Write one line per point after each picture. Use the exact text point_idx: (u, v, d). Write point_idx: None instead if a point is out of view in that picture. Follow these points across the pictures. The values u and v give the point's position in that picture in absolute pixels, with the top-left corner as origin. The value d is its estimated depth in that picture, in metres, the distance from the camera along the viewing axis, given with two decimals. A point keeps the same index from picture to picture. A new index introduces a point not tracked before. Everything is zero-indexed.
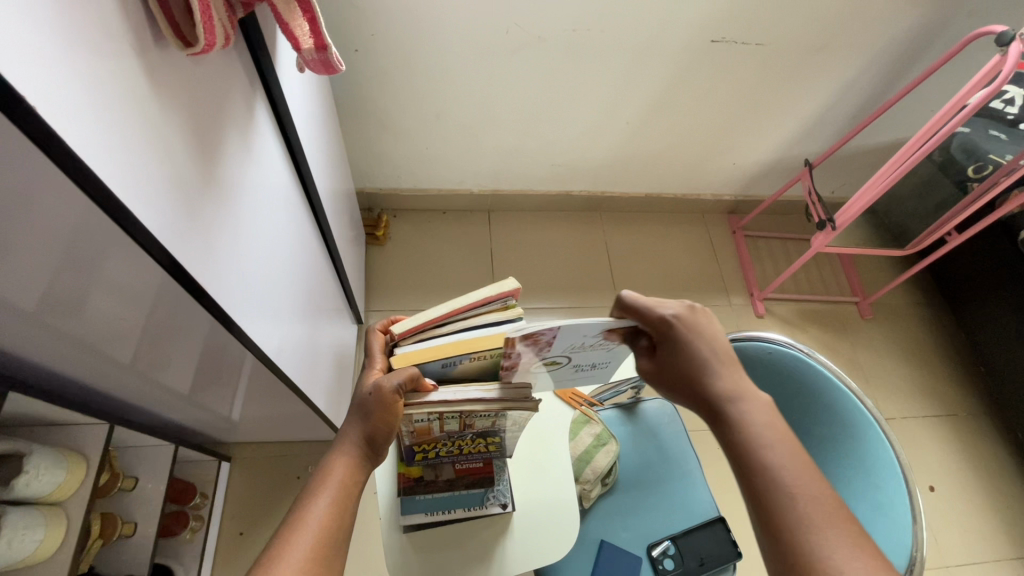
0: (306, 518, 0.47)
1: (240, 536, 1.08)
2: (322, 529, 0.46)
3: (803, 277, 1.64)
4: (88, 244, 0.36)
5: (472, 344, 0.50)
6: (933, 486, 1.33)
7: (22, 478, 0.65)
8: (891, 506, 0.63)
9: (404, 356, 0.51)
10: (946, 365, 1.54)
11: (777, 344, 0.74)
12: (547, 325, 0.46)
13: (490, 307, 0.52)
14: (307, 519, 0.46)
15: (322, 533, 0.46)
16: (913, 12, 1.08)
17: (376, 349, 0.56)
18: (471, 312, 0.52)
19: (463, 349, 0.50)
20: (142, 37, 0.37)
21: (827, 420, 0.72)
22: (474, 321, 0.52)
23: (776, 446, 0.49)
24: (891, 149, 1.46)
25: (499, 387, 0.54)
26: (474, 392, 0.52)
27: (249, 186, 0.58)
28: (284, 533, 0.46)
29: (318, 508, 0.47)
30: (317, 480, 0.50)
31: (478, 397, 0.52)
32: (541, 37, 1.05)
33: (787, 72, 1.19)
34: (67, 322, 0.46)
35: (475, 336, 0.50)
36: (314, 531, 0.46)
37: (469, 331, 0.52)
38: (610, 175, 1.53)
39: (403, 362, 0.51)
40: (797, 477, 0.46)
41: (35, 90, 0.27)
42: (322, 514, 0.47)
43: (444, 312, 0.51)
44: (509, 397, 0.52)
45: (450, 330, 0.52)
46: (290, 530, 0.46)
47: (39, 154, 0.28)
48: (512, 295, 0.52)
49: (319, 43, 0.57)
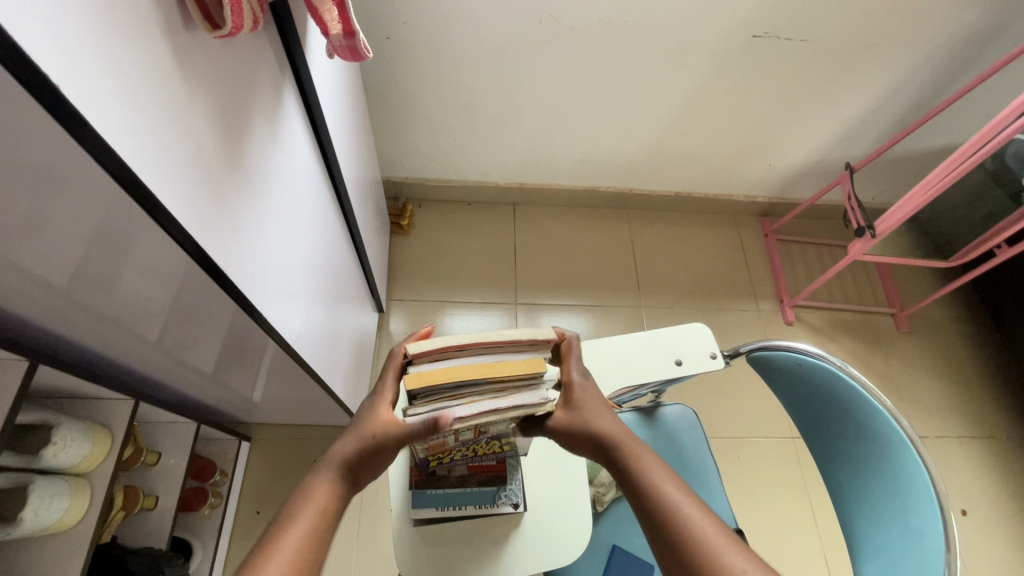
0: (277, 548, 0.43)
1: (256, 515, 1.10)
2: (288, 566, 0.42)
3: (837, 285, 1.58)
4: (116, 226, 0.36)
5: (493, 367, 0.47)
6: (965, 510, 1.27)
7: (49, 449, 0.66)
8: (922, 528, 0.60)
9: (417, 375, 0.46)
10: (988, 384, 1.46)
11: (806, 353, 0.72)
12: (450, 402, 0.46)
13: (519, 345, 0.50)
14: (281, 551, 0.43)
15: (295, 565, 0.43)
16: (973, 9, 1.01)
17: (389, 377, 0.52)
18: (496, 346, 0.49)
19: (479, 372, 0.47)
20: (170, 19, 0.36)
21: (857, 433, 0.69)
22: (495, 354, 0.49)
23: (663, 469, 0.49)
24: (941, 154, 1.38)
25: (517, 391, 0.48)
26: (492, 401, 0.47)
27: (275, 172, 0.58)
28: (254, 564, 0.42)
29: (290, 540, 0.44)
30: (296, 507, 0.47)
31: (493, 408, 0.46)
32: (573, 28, 1.02)
33: (830, 70, 1.14)
34: (96, 298, 0.47)
35: (498, 360, 0.48)
36: (284, 564, 0.43)
37: (486, 357, 0.49)
38: (639, 173, 1.50)
39: (417, 380, 0.46)
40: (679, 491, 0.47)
41: (53, 64, 0.26)
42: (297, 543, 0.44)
43: (468, 339, 0.48)
44: (527, 405, 0.47)
45: (471, 356, 0.49)
46: (260, 561, 0.42)
47: (55, 125, 0.27)
48: (547, 343, 0.51)
49: (347, 28, 0.56)
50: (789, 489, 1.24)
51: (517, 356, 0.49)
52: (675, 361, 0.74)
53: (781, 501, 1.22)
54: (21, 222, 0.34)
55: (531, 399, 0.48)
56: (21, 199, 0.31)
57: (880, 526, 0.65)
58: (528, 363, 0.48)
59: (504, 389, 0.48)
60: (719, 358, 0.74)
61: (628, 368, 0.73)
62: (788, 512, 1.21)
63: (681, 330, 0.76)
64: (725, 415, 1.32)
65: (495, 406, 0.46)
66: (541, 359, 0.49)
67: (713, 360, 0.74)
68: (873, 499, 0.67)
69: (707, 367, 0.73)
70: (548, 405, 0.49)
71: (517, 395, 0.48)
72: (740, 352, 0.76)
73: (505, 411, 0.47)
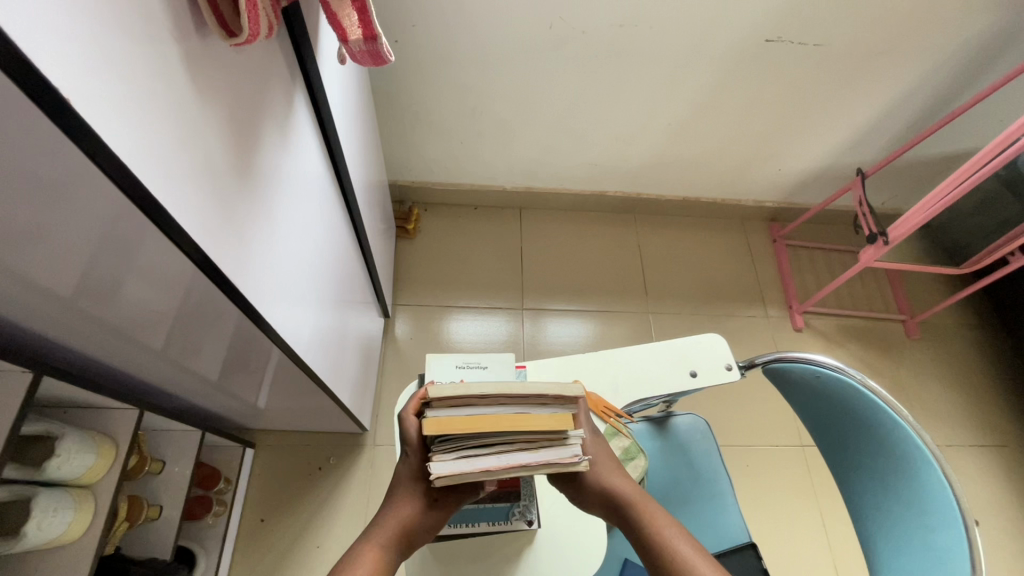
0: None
1: (261, 523, 1.08)
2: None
3: (846, 292, 1.57)
4: (118, 233, 0.35)
5: (519, 422, 0.43)
6: (979, 521, 1.25)
7: (52, 461, 0.64)
8: (947, 542, 0.58)
9: (437, 421, 0.42)
10: (998, 393, 1.45)
11: (823, 366, 0.70)
12: (477, 460, 0.43)
13: (544, 399, 0.45)
14: None
15: None
16: (990, 14, 1.00)
17: (410, 436, 0.48)
18: (520, 398, 0.45)
19: (505, 426, 0.43)
20: (182, 25, 0.35)
21: (880, 452, 0.67)
22: (520, 407, 0.45)
23: (676, 527, 0.49)
24: (953, 161, 1.37)
25: (544, 446, 0.45)
26: (520, 454, 0.44)
27: (285, 178, 0.57)
28: None
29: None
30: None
31: (522, 463, 0.44)
32: (585, 32, 1.01)
33: (843, 75, 1.13)
34: (103, 308, 0.46)
35: (523, 414, 0.44)
36: None
37: (511, 408, 0.44)
38: (648, 178, 1.49)
39: (435, 427, 0.42)
40: (691, 548, 0.47)
41: (53, 66, 0.25)
42: None
43: (493, 389, 0.43)
44: (556, 461, 0.45)
45: (493, 407, 0.44)
46: None
47: (55, 130, 0.26)
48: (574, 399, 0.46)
49: (367, 34, 0.54)
50: (797, 498, 1.22)
51: (544, 411, 0.45)
52: (690, 372, 0.73)
53: (792, 511, 1.21)
54: (19, 228, 0.32)
55: (559, 455, 0.45)
56: (18, 204, 0.30)
57: (900, 549, 0.64)
58: (556, 419, 0.45)
59: (533, 440, 0.45)
60: (735, 369, 0.73)
61: (641, 381, 0.72)
62: (798, 521, 1.19)
63: (696, 341, 0.75)
64: (735, 423, 1.31)
65: (523, 461, 0.44)
66: (567, 416, 0.45)
67: (729, 372, 0.73)
68: (896, 518, 0.65)
69: (723, 378, 0.72)
70: (579, 463, 0.46)
71: (546, 450, 0.45)
72: (756, 363, 0.74)
73: (534, 467, 0.44)
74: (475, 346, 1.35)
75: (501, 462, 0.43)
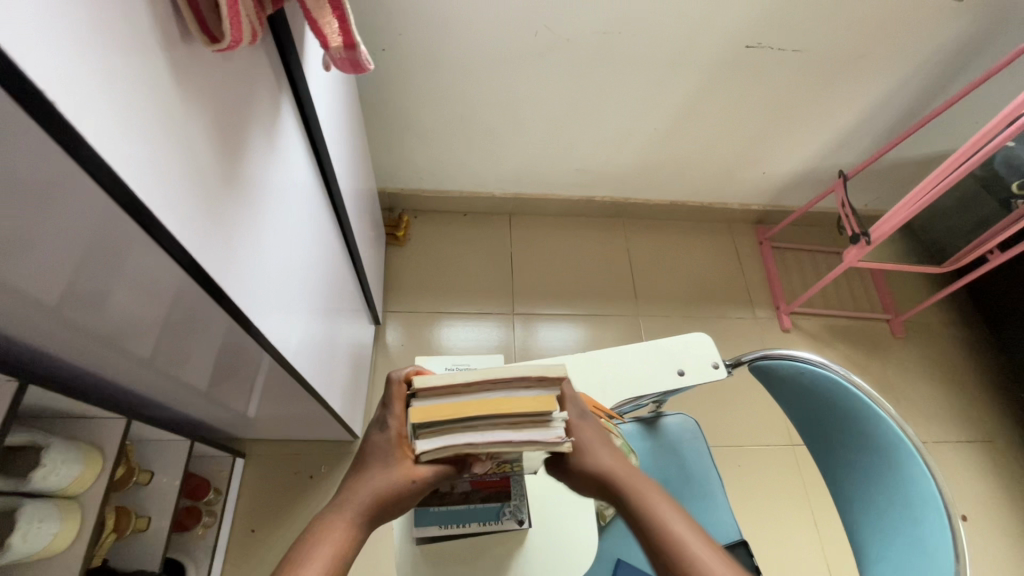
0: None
1: (251, 533, 1.07)
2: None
3: (832, 292, 1.59)
4: (102, 236, 0.34)
5: (502, 404, 0.43)
6: (966, 515, 1.27)
7: (38, 471, 0.64)
8: (929, 534, 0.59)
9: (422, 410, 0.43)
10: (981, 388, 1.47)
11: (808, 362, 0.71)
12: (459, 438, 0.43)
13: (526, 381, 0.44)
14: None
15: None
16: (962, 19, 1.03)
17: (395, 407, 0.47)
18: (503, 382, 0.44)
19: (488, 410, 0.43)
20: (167, 31, 0.36)
21: (863, 445, 0.68)
22: (504, 391, 0.44)
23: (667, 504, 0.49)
24: (932, 162, 1.40)
25: (529, 425, 0.44)
26: (503, 433, 0.44)
27: (272, 185, 0.57)
28: None
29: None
30: (305, 549, 0.41)
31: (503, 441, 0.43)
32: (570, 39, 1.03)
33: (823, 80, 1.16)
34: (89, 315, 0.45)
35: (505, 396, 0.44)
36: None
37: (496, 392, 0.44)
38: (635, 183, 1.51)
39: (420, 415, 0.43)
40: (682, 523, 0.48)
41: (33, 63, 0.25)
42: None
43: (477, 375, 0.43)
44: (539, 441, 0.44)
45: (477, 392, 0.44)
46: None
47: (35, 129, 0.26)
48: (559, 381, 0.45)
49: (347, 41, 0.55)
50: (788, 497, 1.23)
51: (528, 394, 0.44)
52: (677, 371, 0.74)
53: (782, 509, 1.21)
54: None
55: (545, 435, 0.44)
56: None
57: (883, 540, 0.65)
58: (539, 402, 0.44)
59: (516, 421, 0.44)
60: (721, 368, 0.74)
61: (630, 380, 0.73)
62: (788, 519, 1.20)
63: (683, 340, 0.76)
64: (726, 424, 1.32)
65: (505, 438, 0.43)
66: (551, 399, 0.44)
67: (716, 370, 0.74)
68: (878, 507, 0.67)
69: (710, 376, 0.73)
70: (562, 444, 0.45)
71: (530, 430, 0.44)
72: (742, 362, 0.75)
73: (517, 445, 0.43)
74: (466, 351, 1.35)
75: (482, 439, 0.43)
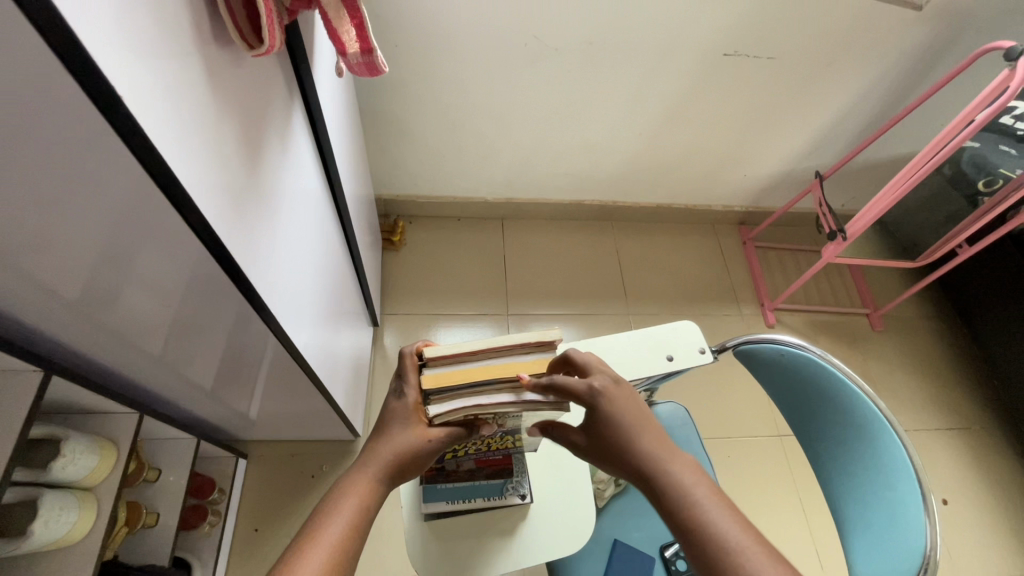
0: (320, 543, 0.41)
1: (255, 532, 1.09)
2: (333, 557, 0.40)
3: (814, 288, 1.65)
4: (143, 222, 0.38)
5: (507, 368, 0.47)
6: (946, 499, 1.32)
7: (58, 461, 0.66)
8: (903, 498, 0.64)
9: (434, 377, 0.48)
10: (957, 378, 1.54)
11: (788, 344, 0.76)
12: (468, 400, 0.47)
13: (524, 347, 0.49)
14: (319, 543, 0.41)
15: (333, 557, 0.41)
16: (923, 27, 1.10)
17: (409, 375, 0.50)
18: (504, 350, 0.49)
19: (493, 374, 0.47)
20: (205, 39, 0.40)
21: (840, 420, 0.73)
22: (505, 358, 0.49)
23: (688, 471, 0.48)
24: (903, 162, 1.47)
25: None
26: (507, 395, 0.47)
27: (285, 185, 0.60)
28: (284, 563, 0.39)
29: (333, 536, 0.42)
30: (332, 501, 0.45)
31: (507, 401, 0.46)
32: (557, 48, 1.08)
33: (797, 86, 1.22)
34: (119, 306, 0.48)
35: (507, 363, 0.48)
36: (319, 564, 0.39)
37: (499, 359, 0.49)
38: (622, 187, 1.56)
39: (432, 382, 0.47)
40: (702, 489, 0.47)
41: (108, 64, 0.28)
42: (336, 534, 0.42)
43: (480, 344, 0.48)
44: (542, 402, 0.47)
45: (482, 360, 0.48)
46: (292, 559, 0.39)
47: (104, 123, 0.29)
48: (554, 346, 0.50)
49: (364, 47, 0.60)
50: (777, 485, 1.27)
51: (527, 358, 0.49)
52: (667, 357, 0.78)
53: (772, 497, 1.26)
54: (47, 216, 0.34)
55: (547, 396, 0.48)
56: (53, 189, 0.32)
57: (860, 502, 0.70)
58: (536, 364, 0.48)
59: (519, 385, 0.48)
60: (707, 353, 0.78)
61: (622, 366, 0.77)
62: (778, 506, 1.24)
63: (670, 328, 0.80)
64: (716, 416, 1.36)
65: (509, 399, 0.46)
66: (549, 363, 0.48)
67: (703, 355, 0.78)
68: (857, 477, 0.71)
69: (698, 361, 0.77)
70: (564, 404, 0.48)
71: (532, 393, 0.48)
72: (727, 347, 0.79)
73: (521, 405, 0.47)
74: None
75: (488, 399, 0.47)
